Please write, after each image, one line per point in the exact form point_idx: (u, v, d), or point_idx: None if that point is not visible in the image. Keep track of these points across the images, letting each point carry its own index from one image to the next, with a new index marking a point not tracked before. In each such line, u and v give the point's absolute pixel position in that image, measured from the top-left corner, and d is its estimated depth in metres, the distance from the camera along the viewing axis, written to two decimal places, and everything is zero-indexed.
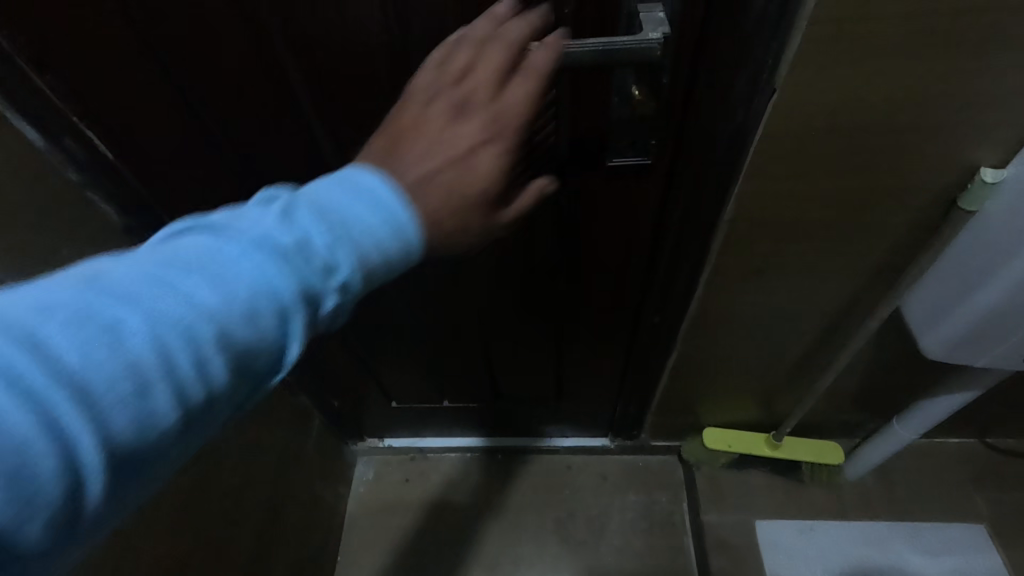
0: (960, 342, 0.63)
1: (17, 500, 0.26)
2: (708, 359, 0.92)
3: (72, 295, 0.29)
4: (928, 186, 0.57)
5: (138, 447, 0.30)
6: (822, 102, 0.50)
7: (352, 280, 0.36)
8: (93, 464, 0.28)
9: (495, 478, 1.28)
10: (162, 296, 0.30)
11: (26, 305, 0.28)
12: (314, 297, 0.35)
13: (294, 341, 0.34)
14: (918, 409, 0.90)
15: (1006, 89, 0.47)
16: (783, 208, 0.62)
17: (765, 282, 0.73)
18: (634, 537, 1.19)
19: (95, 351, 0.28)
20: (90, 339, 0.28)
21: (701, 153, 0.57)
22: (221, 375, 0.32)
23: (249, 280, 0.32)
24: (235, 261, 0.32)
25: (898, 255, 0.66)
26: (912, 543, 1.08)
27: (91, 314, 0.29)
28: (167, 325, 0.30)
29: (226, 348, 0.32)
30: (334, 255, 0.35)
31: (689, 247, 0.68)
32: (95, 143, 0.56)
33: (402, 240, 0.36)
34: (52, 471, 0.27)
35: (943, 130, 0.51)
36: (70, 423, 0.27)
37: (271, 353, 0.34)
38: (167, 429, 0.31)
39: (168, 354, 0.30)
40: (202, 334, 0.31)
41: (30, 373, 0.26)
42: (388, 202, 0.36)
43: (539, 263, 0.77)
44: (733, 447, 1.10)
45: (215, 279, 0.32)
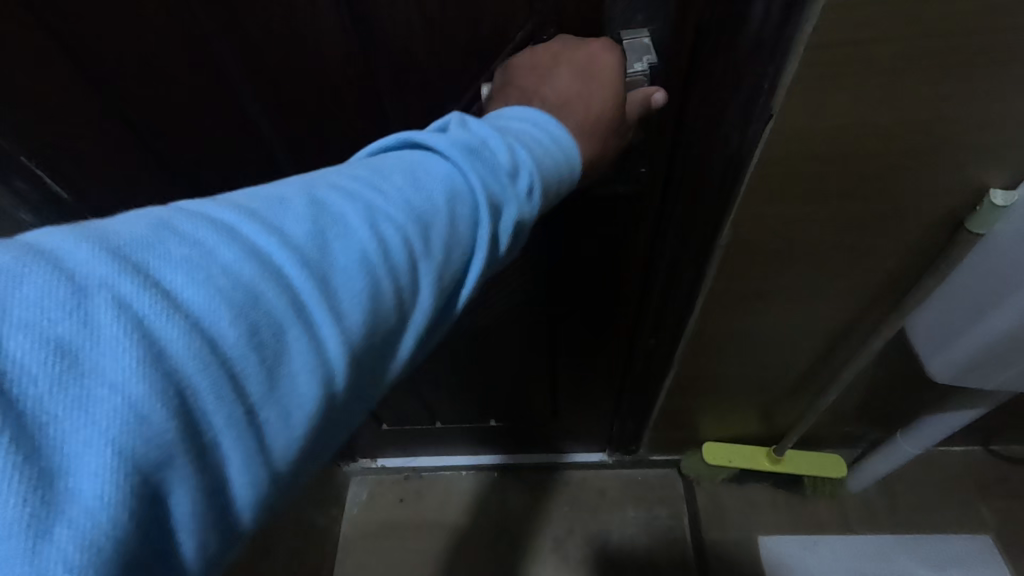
0: (971, 365, 0.60)
1: (277, 375, 0.26)
2: (708, 377, 0.90)
3: (301, 193, 0.30)
4: (932, 209, 0.54)
5: (368, 346, 0.29)
6: (818, 125, 0.47)
7: (531, 181, 0.37)
8: (336, 351, 0.28)
9: (492, 498, 1.25)
10: (379, 194, 0.32)
11: (266, 200, 0.29)
12: (498, 205, 0.35)
13: (482, 246, 0.35)
14: (921, 424, 0.88)
15: (1014, 111, 0.44)
16: (780, 231, 0.59)
17: (763, 302, 0.70)
18: (636, 555, 1.15)
19: (329, 237, 0.29)
20: (325, 226, 0.29)
21: (696, 177, 0.54)
22: (436, 272, 0.32)
23: (449, 182, 0.34)
24: (432, 167, 0.34)
25: (902, 275, 0.63)
26: (919, 556, 1.06)
27: (322, 206, 0.30)
28: (385, 216, 0.31)
29: (439, 247, 0.32)
30: (511, 159, 0.36)
31: (681, 271, 0.66)
32: (48, 184, 0.53)
33: (566, 152, 0.39)
34: (303, 348, 0.27)
35: (950, 153, 0.48)
36: (314, 304, 0.27)
37: (463, 262, 0.34)
38: (392, 326, 0.31)
39: (387, 245, 0.30)
40: (414, 229, 0.31)
41: (282, 255, 0.27)
42: (549, 125, 0.40)
43: (528, 286, 0.74)
44: (733, 462, 1.07)
45: (421, 180, 0.33)
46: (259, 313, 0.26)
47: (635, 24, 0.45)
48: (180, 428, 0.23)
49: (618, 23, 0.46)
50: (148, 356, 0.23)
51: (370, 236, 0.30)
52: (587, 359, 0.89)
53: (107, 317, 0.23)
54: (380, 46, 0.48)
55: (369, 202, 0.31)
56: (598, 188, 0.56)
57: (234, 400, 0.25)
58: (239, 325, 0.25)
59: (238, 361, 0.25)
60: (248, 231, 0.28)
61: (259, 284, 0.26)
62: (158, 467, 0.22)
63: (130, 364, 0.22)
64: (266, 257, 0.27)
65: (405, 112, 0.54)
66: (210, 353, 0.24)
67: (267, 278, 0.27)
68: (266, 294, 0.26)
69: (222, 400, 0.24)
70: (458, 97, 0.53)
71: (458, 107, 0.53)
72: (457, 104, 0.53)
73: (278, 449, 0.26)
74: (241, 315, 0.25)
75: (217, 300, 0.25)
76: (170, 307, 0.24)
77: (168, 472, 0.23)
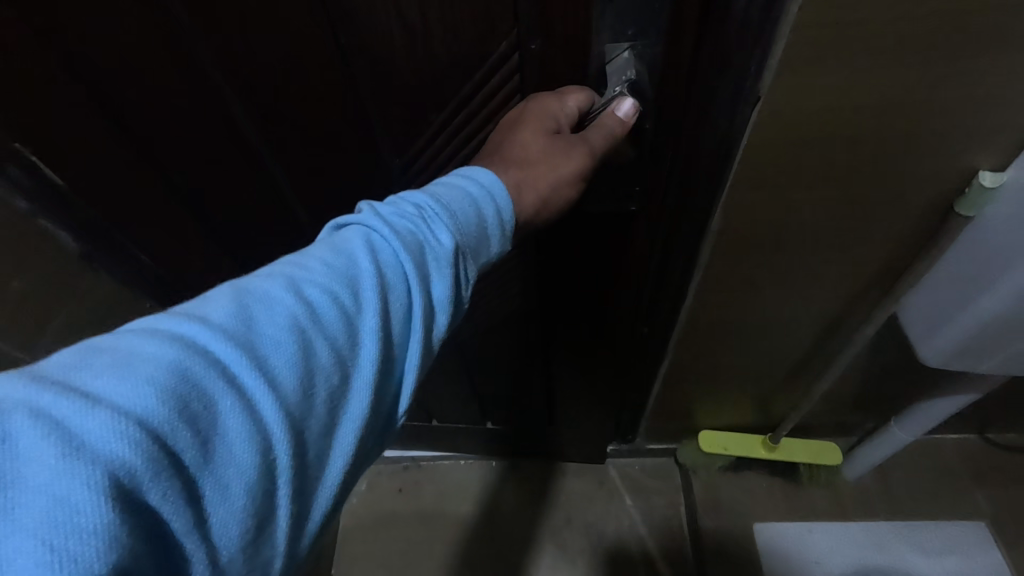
0: (960, 348, 0.60)
1: (210, 445, 0.29)
2: (702, 366, 0.90)
3: (222, 288, 0.34)
4: (923, 192, 0.54)
5: (306, 401, 0.32)
6: (806, 107, 0.47)
7: (450, 216, 0.41)
8: (272, 409, 0.31)
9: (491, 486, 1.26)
10: (296, 269, 0.36)
11: (195, 301, 0.33)
12: (422, 245, 0.39)
13: (415, 286, 0.38)
14: (915, 410, 0.88)
15: (1001, 91, 0.44)
16: (771, 215, 0.59)
17: (756, 290, 0.71)
18: (632, 542, 1.16)
19: (256, 311, 0.33)
20: (251, 304, 0.33)
21: (689, 171, 0.54)
22: (375, 319, 0.36)
23: (372, 243, 0.38)
24: (348, 236, 0.39)
25: (893, 261, 0.63)
26: (911, 542, 1.06)
27: (243, 290, 0.34)
28: (304, 284, 0.35)
29: (369, 297, 0.36)
30: (421, 206, 0.41)
31: (672, 258, 0.66)
32: (42, 170, 0.54)
33: (485, 188, 0.44)
34: (236, 416, 0.30)
35: (941, 133, 0.48)
36: (243, 370, 0.31)
37: (401, 308, 0.38)
38: (335, 380, 0.34)
39: (313, 307, 0.34)
40: (336, 289, 0.35)
41: (208, 336, 0.31)
42: (465, 174, 0.45)
43: (522, 297, 0.75)
44: (728, 450, 1.07)
45: (342, 247, 0.38)
46: (186, 391, 0.28)
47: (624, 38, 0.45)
48: (117, 511, 0.25)
49: (607, 36, 0.44)
50: (73, 450, 0.25)
51: (296, 303, 0.34)
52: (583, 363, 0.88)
53: (31, 427, 0.25)
54: (364, 46, 0.48)
55: (294, 277, 0.35)
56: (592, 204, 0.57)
57: (170, 473, 0.27)
58: (168, 403, 0.28)
59: (169, 436, 0.27)
60: (170, 326, 0.31)
61: (184, 364, 0.29)
62: (99, 550, 0.24)
63: (55, 464, 0.24)
64: (193, 341, 0.30)
65: (387, 114, 0.54)
66: (141, 433, 0.26)
67: (195, 358, 0.30)
68: (194, 372, 0.29)
69: (158, 475, 0.27)
70: (441, 106, 0.53)
71: (444, 113, 0.53)
72: (441, 112, 0.53)
73: (220, 517, 0.29)
74: (168, 394, 0.28)
75: (143, 386, 0.28)
76: (92, 404, 0.26)
77: (112, 557, 0.24)
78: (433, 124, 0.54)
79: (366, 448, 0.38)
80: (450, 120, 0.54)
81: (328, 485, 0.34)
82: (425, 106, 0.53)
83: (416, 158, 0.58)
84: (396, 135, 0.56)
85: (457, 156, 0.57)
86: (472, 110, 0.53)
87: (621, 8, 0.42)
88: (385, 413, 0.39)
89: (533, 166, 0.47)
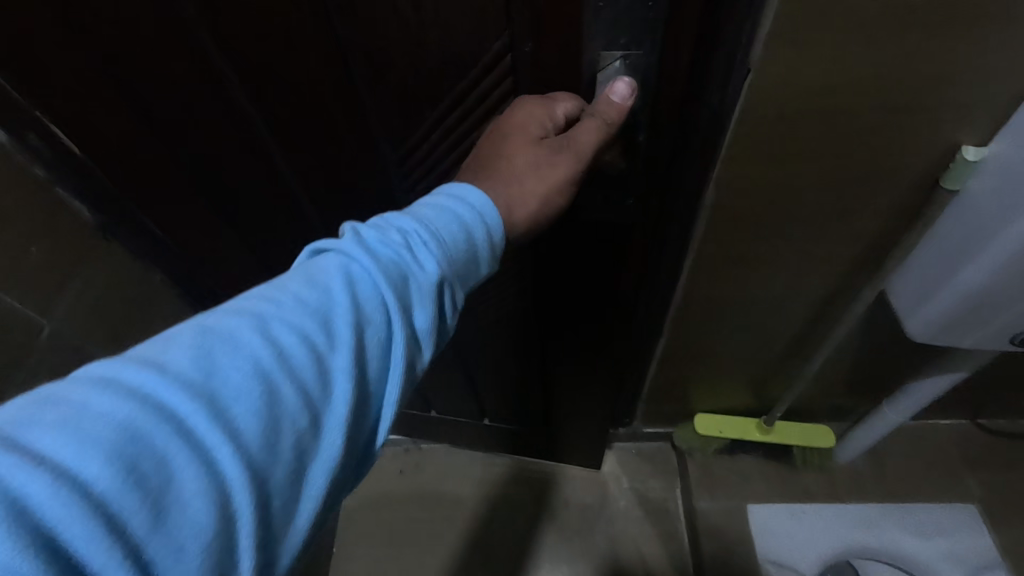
0: (942, 324, 0.62)
1: (161, 505, 0.27)
2: (697, 349, 0.92)
3: (183, 328, 0.33)
4: (909, 168, 0.56)
5: (270, 450, 0.31)
6: (795, 82, 0.49)
7: (432, 244, 0.40)
8: (232, 460, 0.29)
9: (489, 472, 1.28)
10: (265, 305, 0.35)
11: (155, 342, 0.32)
12: (402, 274, 0.39)
13: (393, 321, 0.37)
14: (906, 391, 0.89)
15: (980, 63, 0.46)
16: (766, 191, 0.60)
17: (749, 269, 0.72)
18: (629, 523, 1.18)
19: (220, 351, 0.32)
20: (214, 346, 0.32)
21: (686, 157, 0.55)
22: (347, 359, 0.35)
23: (346, 274, 0.37)
24: (324, 265, 0.38)
25: (881, 238, 0.65)
26: (902, 525, 1.08)
27: (206, 330, 0.33)
28: (273, 322, 0.34)
29: (342, 334, 0.35)
30: (404, 233, 0.40)
31: (670, 239, 0.66)
32: (61, 139, 0.56)
33: (469, 210, 0.43)
34: (192, 474, 0.28)
35: (925, 106, 0.50)
36: (199, 421, 0.29)
37: (378, 343, 0.37)
38: (303, 424, 0.33)
39: (281, 348, 0.33)
40: (308, 328, 0.34)
41: (165, 386, 0.29)
42: (452, 193, 0.44)
43: (518, 295, 0.77)
44: (723, 433, 1.09)
45: (317, 280, 0.37)
46: (138, 449, 0.27)
47: (618, 48, 0.44)
48: None
49: (600, 44, 0.43)
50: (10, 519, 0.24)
51: (263, 345, 0.33)
52: (578, 366, 0.87)
53: None
54: (364, 34, 0.48)
55: (263, 314, 0.34)
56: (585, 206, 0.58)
57: (115, 544, 0.26)
58: (115, 465, 0.26)
59: (115, 499, 0.26)
60: (125, 373, 0.30)
61: (137, 419, 0.28)
62: None
63: None
64: (149, 393, 0.29)
65: (385, 108, 0.55)
66: (84, 499, 0.25)
67: (148, 412, 0.28)
68: (146, 427, 0.28)
69: (101, 546, 0.25)
70: (436, 102, 0.53)
71: (442, 109, 0.53)
72: (435, 109, 0.54)
73: None
74: (117, 454, 0.27)
75: (92, 447, 0.26)
76: (36, 464, 0.25)
77: None
78: (427, 119, 0.55)
79: (338, 490, 0.36)
80: (444, 117, 0.54)
81: (294, 537, 0.33)
82: (419, 103, 0.53)
83: (412, 151, 0.58)
84: (392, 129, 0.57)
85: (451, 152, 0.57)
86: (467, 108, 0.52)
87: (612, 17, 0.42)
88: (359, 450, 0.37)
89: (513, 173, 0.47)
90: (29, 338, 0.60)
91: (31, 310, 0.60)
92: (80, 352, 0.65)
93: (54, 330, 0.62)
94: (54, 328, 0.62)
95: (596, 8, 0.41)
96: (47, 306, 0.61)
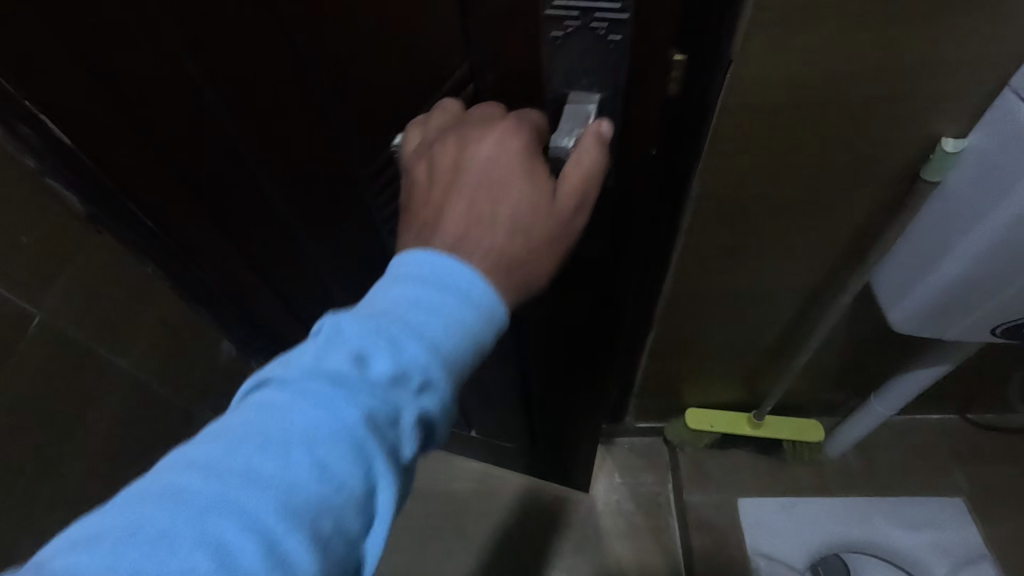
0: (925, 315, 0.63)
1: None
2: (687, 343, 0.92)
3: (118, 520, 0.29)
4: (893, 159, 0.57)
5: None
6: (780, 72, 0.49)
7: (412, 382, 0.36)
8: None
9: (503, 482, 1.24)
10: (212, 483, 0.30)
11: (84, 541, 0.28)
12: (375, 424, 0.34)
13: (365, 485, 0.33)
14: (893, 383, 0.90)
15: (958, 53, 0.47)
16: (754, 182, 0.61)
17: (737, 261, 0.73)
18: (620, 518, 1.18)
19: (155, 560, 0.28)
20: (150, 551, 0.28)
21: (670, 153, 0.55)
22: (307, 546, 0.30)
23: (304, 423, 0.33)
24: (286, 417, 0.33)
25: (866, 229, 0.66)
26: (890, 517, 1.09)
27: (141, 526, 0.29)
28: (220, 509, 0.30)
29: (301, 508, 0.31)
30: (381, 369, 0.35)
31: (662, 229, 0.65)
32: (53, 131, 0.54)
33: (459, 326, 0.38)
34: None
35: (908, 97, 0.51)
36: None
37: (350, 514, 0.33)
38: None
39: (228, 545, 0.29)
40: (262, 512, 0.30)
41: None
42: (445, 292, 0.39)
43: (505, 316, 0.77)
44: (714, 428, 1.09)
45: (274, 442, 0.32)
46: None
47: (586, 88, 0.47)
48: None
49: (561, 78, 0.47)
50: None
51: (207, 545, 0.29)
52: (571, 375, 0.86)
53: None
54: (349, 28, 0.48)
55: (208, 497, 0.30)
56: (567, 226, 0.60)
57: None
58: None
59: None
60: None
61: None
62: None
63: None
64: None
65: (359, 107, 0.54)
66: None
67: None
68: None
69: None
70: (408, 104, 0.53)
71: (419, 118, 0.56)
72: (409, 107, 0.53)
73: None
74: None
75: None
76: None
77: None
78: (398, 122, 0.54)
79: None
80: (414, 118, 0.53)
81: None
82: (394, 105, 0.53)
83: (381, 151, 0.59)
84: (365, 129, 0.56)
85: None
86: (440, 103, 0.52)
87: (572, 55, 0.45)
88: None
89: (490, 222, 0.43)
90: (21, 328, 0.58)
91: (22, 297, 0.58)
92: (70, 342, 0.64)
93: (44, 319, 0.60)
94: (44, 316, 0.60)
95: (554, 44, 0.45)
96: (38, 292, 0.60)
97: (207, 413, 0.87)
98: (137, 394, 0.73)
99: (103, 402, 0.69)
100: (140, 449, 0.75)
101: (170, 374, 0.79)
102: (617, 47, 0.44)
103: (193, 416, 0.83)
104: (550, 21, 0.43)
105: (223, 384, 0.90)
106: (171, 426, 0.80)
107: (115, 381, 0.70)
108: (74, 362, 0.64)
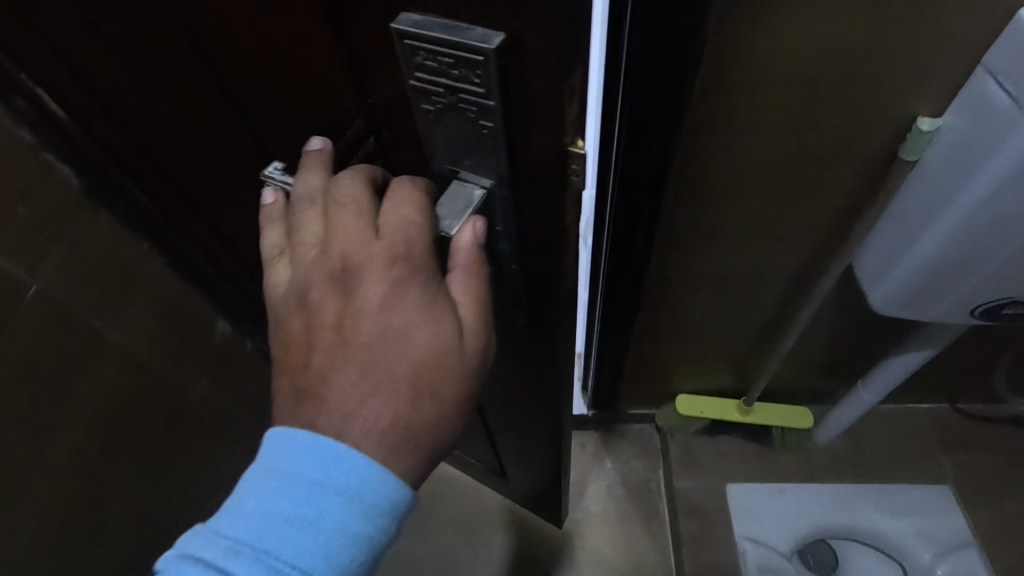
0: (903, 297, 0.64)
1: None
2: (676, 328, 0.93)
3: None
4: (871, 139, 0.58)
5: None
6: (754, 52, 0.50)
7: None
8: None
9: (488, 497, 1.19)
10: None
11: None
12: None
13: None
14: (880, 369, 0.91)
15: (931, 32, 0.48)
16: (735, 164, 0.62)
17: (723, 244, 0.73)
18: (611, 504, 1.17)
19: None
20: None
21: (649, 123, 0.56)
22: None
23: None
24: None
25: (847, 211, 0.67)
26: (878, 504, 1.10)
27: None
28: None
29: None
30: None
31: (641, 212, 0.66)
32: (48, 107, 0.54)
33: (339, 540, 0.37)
34: None
35: (885, 77, 0.52)
36: None
37: None
38: None
39: None
40: None
41: None
42: (317, 492, 0.37)
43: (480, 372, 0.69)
44: (704, 413, 1.11)
45: None
46: None
47: (472, 171, 0.39)
48: None
49: (443, 154, 0.39)
50: None
51: None
52: (525, 427, 0.76)
53: None
54: None
55: None
56: (505, 301, 0.52)
57: None
58: None
59: None
60: None
61: None
62: None
63: None
64: None
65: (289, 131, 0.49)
66: None
67: None
68: None
69: None
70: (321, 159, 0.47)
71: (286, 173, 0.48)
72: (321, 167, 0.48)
73: None
74: None
75: None
76: None
77: None
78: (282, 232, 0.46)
79: None
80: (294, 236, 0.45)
81: None
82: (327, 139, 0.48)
83: None
84: None
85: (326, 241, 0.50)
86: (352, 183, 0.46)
87: (449, 133, 0.37)
88: None
89: (380, 365, 0.39)
90: (17, 298, 0.60)
91: (20, 266, 0.60)
92: (65, 311, 0.65)
93: (42, 290, 0.62)
94: (43, 287, 0.62)
95: (427, 118, 0.37)
96: (35, 264, 0.61)
97: (203, 392, 0.88)
98: (135, 369, 0.75)
99: (102, 374, 0.70)
100: (139, 424, 0.77)
101: (171, 352, 0.80)
102: (492, 134, 0.36)
103: (189, 394, 0.85)
104: (418, 92, 0.36)
105: (220, 364, 0.91)
106: (167, 403, 0.81)
107: (113, 356, 0.71)
108: (73, 334, 0.66)
